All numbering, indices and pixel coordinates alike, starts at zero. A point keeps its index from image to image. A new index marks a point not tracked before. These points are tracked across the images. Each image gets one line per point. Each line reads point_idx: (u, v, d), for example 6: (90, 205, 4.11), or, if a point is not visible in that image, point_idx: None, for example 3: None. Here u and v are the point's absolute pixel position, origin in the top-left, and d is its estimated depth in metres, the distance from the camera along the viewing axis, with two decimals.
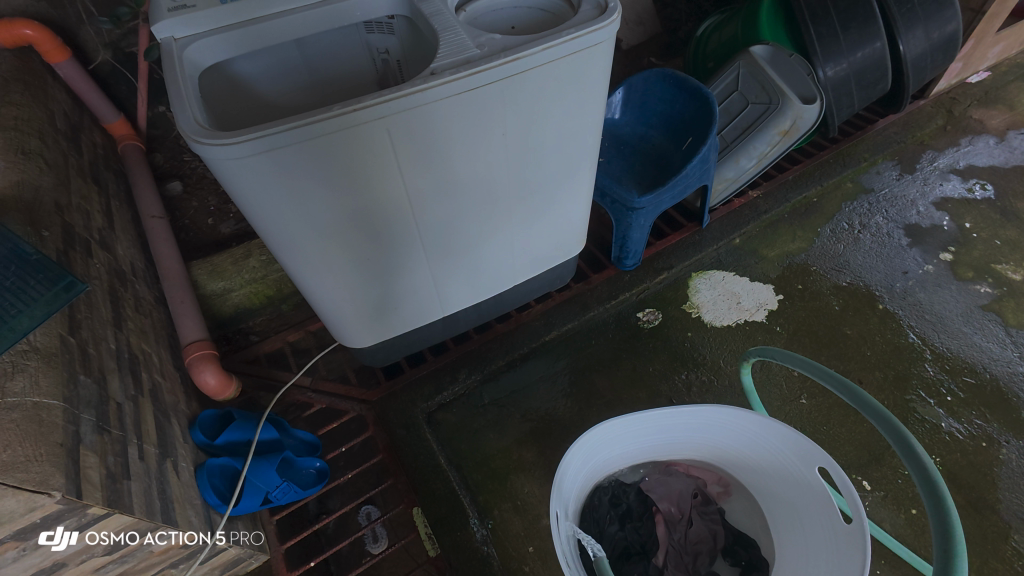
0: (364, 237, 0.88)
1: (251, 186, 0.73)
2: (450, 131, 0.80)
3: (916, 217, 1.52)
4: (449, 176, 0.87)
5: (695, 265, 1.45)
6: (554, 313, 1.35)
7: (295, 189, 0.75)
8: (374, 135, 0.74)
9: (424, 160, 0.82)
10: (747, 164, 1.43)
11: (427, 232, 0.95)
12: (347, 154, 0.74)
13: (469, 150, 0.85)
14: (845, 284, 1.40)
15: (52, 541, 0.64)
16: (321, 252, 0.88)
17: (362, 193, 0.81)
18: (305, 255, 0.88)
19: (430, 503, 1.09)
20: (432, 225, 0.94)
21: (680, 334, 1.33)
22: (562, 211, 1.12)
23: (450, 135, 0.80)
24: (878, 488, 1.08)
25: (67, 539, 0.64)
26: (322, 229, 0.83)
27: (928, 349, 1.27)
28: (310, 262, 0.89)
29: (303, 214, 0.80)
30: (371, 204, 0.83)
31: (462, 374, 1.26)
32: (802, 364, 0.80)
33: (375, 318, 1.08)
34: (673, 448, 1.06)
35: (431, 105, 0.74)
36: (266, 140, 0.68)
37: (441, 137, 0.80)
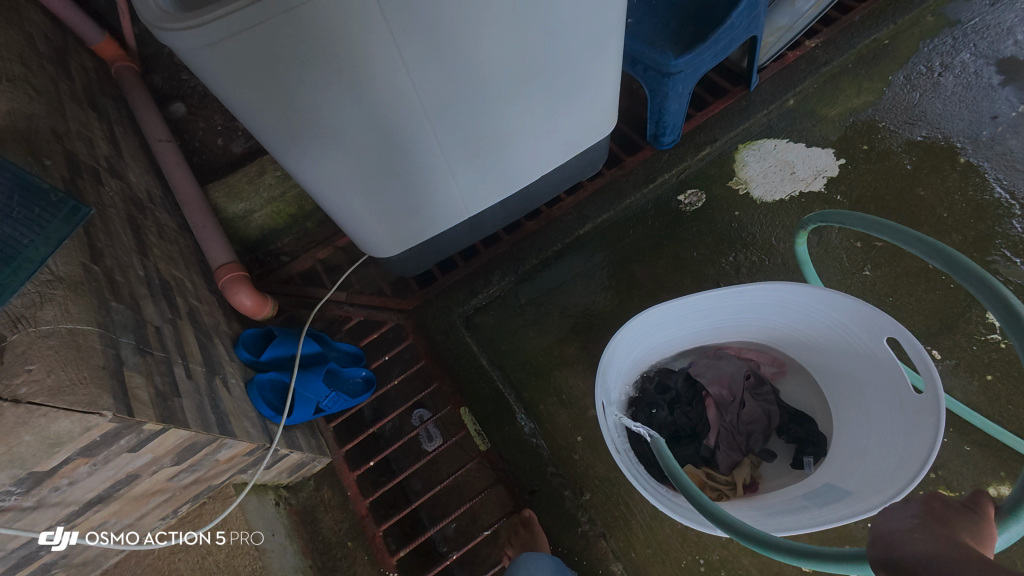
0: (367, 133, 0.80)
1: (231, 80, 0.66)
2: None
3: (1012, 49, 1.28)
4: (452, 54, 0.76)
5: (743, 135, 1.29)
6: (587, 203, 1.26)
7: (280, 82, 0.68)
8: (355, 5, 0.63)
9: (421, 35, 0.71)
10: (803, 6, 1.21)
11: (436, 123, 0.86)
12: (328, 31, 0.64)
13: (473, 18, 0.73)
14: (919, 139, 1.23)
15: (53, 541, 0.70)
16: (323, 154, 0.81)
17: (355, 82, 0.72)
18: (307, 159, 0.82)
19: (476, 402, 1.11)
20: (440, 115, 0.85)
21: (726, 214, 1.22)
22: (590, 86, 0.99)
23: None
24: (949, 357, 1.01)
25: (67, 539, 0.71)
26: (319, 127, 0.76)
27: (1018, 204, 1.12)
28: (314, 166, 0.83)
29: (295, 110, 0.72)
30: (368, 94, 0.74)
31: (495, 277, 1.21)
32: (880, 228, 0.67)
33: (397, 224, 1.03)
34: (723, 331, 1.01)
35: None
36: (232, 22, 0.59)
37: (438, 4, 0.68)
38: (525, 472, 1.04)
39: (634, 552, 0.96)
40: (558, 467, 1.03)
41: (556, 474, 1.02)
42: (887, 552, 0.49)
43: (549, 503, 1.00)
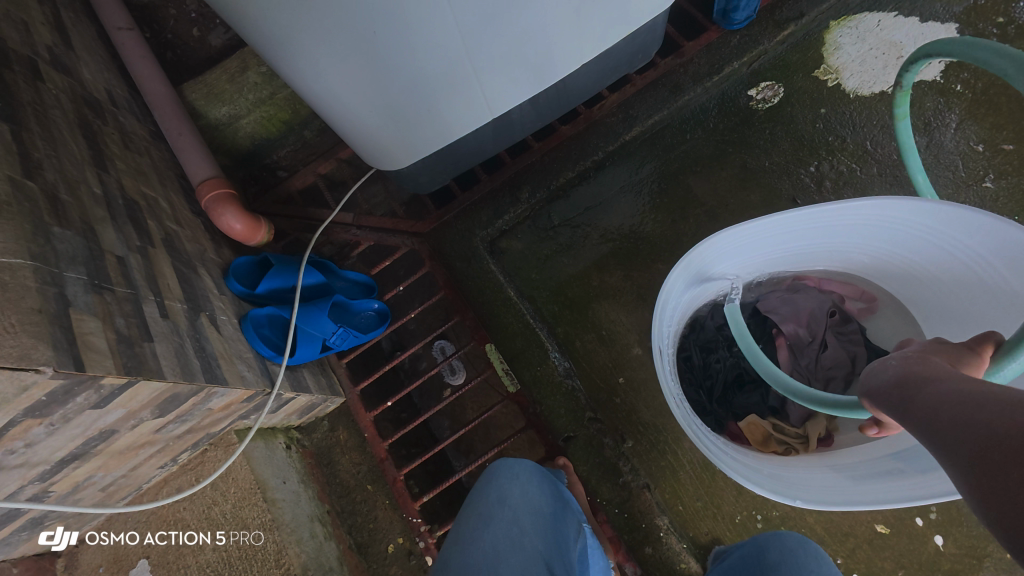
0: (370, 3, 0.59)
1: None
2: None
3: None
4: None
5: (838, 8, 1.02)
6: (636, 101, 1.03)
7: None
8: None
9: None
10: None
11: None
12: None
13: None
14: None
15: (54, 541, 0.75)
16: (314, 29, 0.61)
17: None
18: (292, 33, 0.62)
19: (504, 339, 0.98)
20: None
21: (809, 113, 0.99)
22: None
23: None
24: None
25: (66, 539, 0.76)
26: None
27: None
28: (302, 44, 0.63)
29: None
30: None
31: (524, 194, 1.03)
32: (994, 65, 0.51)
33: (409, 129, 0.84)
34: (804, 259, 0.83)
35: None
36: None
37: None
38: (558, 416, 0.92)
39: (681, 504, 0.86)
40: (597, 411, 0.91)
41: (595, 419, 0.91)
42: (868, 387, 0.49)
43: (587, 450, 0.90)
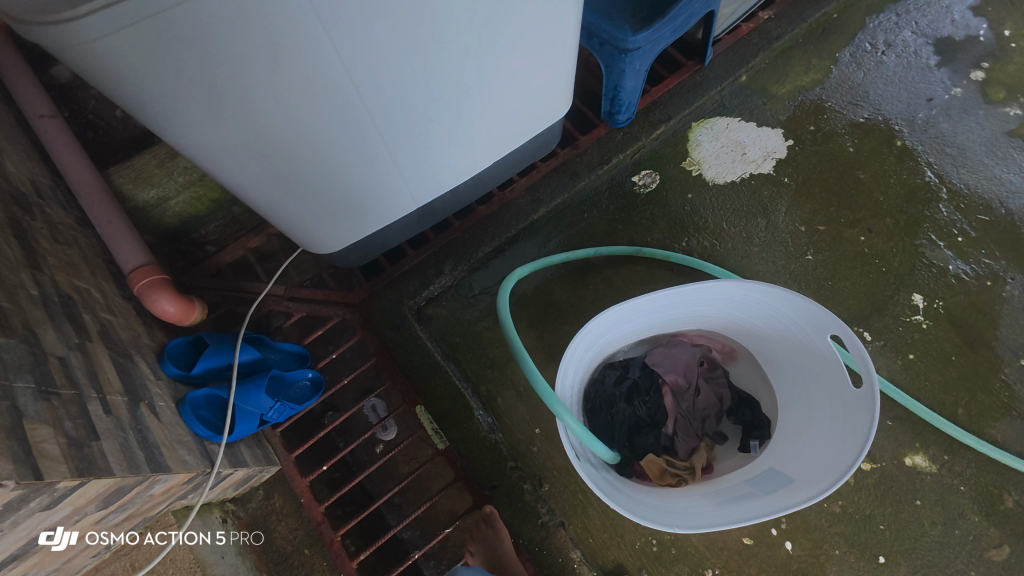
0: (290, 104, 0.67)
1: (107, 21, 0.51)
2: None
3: (949, 29, 1.31)
4: (402, 25, 0.65)
5: (697, 113, 1.27)
6: (542, 186, 1.20)
7: (178, 30, 0.53)
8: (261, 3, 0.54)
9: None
10: None
11: (375, 100, 0.74)
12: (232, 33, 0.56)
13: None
14: (862, 120, 1.25)
15: (52, 541, 0.67)
16: (235, 123, 0.67)
17: (278, 42, 0.59)
18: (213, 129, 0.67)
19: (432, 400, 1.08)
20: (382, 91, 0.73)
21: (679, 197, 1.21)
22: (549, 75, 0.92)
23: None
24: (879, 338, 1.08)
25: (66, 539, 0.68)
26: (229, 92, 0.62)
27: (945, 188, 1.18)
28: (222, 136, 0.69)
29: (197, 68, 0.58)
30: (299, 62, 0.63)
31: (447, 267, 1.16)
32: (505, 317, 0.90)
33: (324, 208, 0.91)
34: (679, 322, 1.02)
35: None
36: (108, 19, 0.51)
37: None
38: (484, 468, 1.03)
39: (591, 537, 0.99)
40: (516, 460, 1.04)
41: (515, 468, 1.03)
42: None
43: (509, 497, 1.01)
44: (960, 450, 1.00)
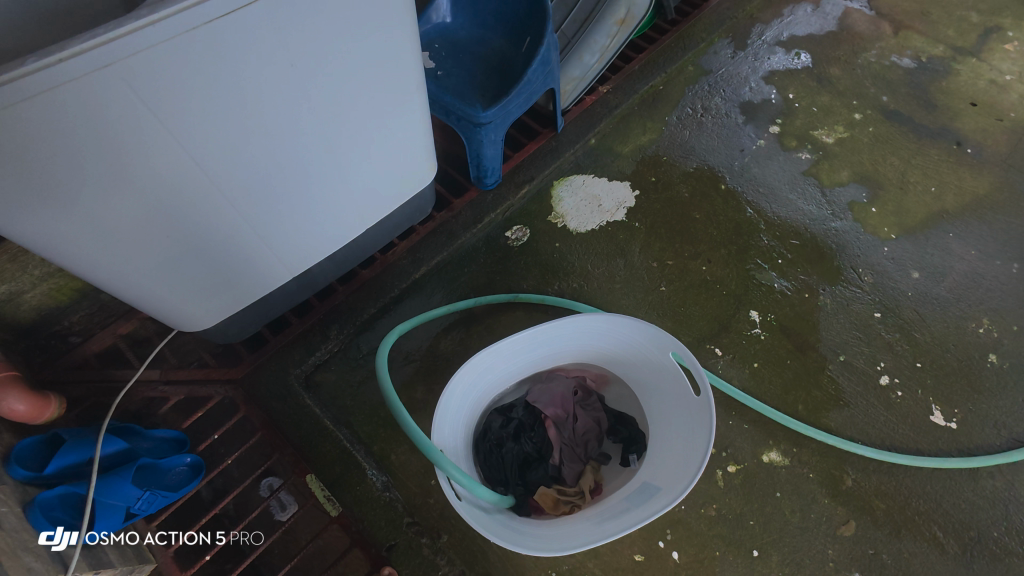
0: (137, 183, 0.71)
1: None
2: (229, 49, 0.65)
3: (748, 94, 1.62)
4: (244, 109, 0.73)
5: (556, 173, 1.44)
6: (421, 247, 1.29)
7: (5, 127, 0.57)
8: (102, 97, 0.60)
9: (209, 88, 0.67)
10: (590, 60, 1.36)
11: (228, 174, 0.79)
12: (75, 125, 0.61)
13: (264, 74, 0.70)
14: (692, 170, 1.48)
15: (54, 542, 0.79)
16: (84, 209, 0.70)
17: (119, 130, 0.64)
18: (61, 215, 0.69)
19: (323, 467, 1.07)
20: (234, 167, 0.79)
21: (548, 246, 1.35)
22: (405, 150, 1.04)
23: (232, 55, 0.66)
24: (727, 352, 1.23)
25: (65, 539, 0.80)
26: (76, 177, 0.66)
27: (762, 220, 1.41)
28: (70, 222, 0.71)
29: (41, 161, 0.62)
30: (147, 147, 0.68)
31: (333, 331, 1.19)
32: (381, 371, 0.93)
33: (191, 281, 0.92)
34: (551, 358, 1.11)
35: (197, 17, 0.60)
36: None
37: (227, 57, 0.65)
38: (380, 529, 1.02)
39: None
40: (413, 515, 1.04)
41: (412, 523, 1.03)
42: None
43: (407, 554, 1.01)
44: (805, 441, 1.14)
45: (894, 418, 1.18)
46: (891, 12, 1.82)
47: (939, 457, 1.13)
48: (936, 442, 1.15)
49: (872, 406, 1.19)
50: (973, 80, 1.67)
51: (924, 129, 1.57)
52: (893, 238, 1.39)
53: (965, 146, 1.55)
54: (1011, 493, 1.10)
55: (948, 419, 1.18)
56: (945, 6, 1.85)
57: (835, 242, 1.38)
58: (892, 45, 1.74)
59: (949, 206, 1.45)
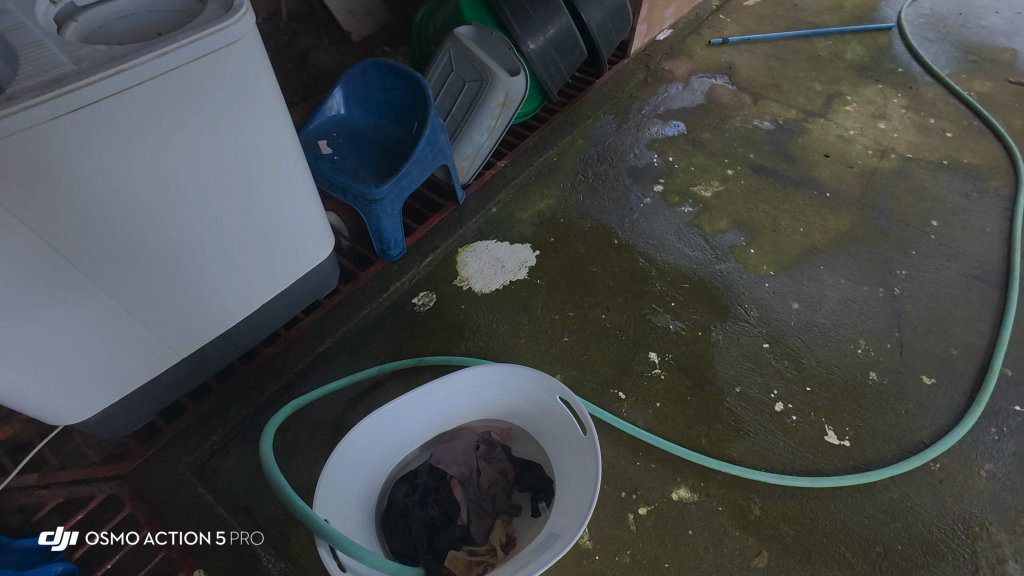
0: None
1: None
2: (84, 137, 0.70)
3: (634, 160, 1.80)
4: (110, 190, 0.77)
5: (460, 240, 1.52)
6: (326, 320, 1.31)
7: None
8: None
9: (70, 172, 0.71)
10: (480, 139, 1.50)
11: (96, 257, 0.81)
12: None
13: (126, 159, 0.76)
14: (588, 228, 1.60)
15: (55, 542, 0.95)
16: None
17: None
18: None
19: (214, 559, 1.00)
20: (103, 250, 0.82)
21: (454, 308, 1.39)
22: (293, 223, 1.10)
23: (88, 141, 0.71)
24: (631, 394, 1.27)
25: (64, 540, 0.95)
26: None
27: (654, 268, 1.52)
28: None
29: None
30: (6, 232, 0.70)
31: (231, 413, 1.16)
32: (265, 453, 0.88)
33: (63, 371, 0.90)
34: (452, 416, 1.12)
35: (48, 110, 0.65)
36: None
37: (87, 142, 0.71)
38: None
39: None
40: None
41: None
42: None
43: None
44: (711, 475, 1.17)
45: (792, 441, 1.22)
46: (749, 86, 2.11)
47: (837, 476, 1.17)
48: (833, 461, 1.20)
49: (771, 433, 1.23)
50: (824, 136, 1.93)
51: (788, 179, 1.78)
52: (772, 274, 1.52)
53: (824, 192, 1.75)
54: (908, 504, 1.14)
55: (840, 437, 1.23)
56: (794, 79, 2.17)
57: (722, 282, 1.49)
58: (753, 112, 2.00)
59: (818, 242, 1.61)
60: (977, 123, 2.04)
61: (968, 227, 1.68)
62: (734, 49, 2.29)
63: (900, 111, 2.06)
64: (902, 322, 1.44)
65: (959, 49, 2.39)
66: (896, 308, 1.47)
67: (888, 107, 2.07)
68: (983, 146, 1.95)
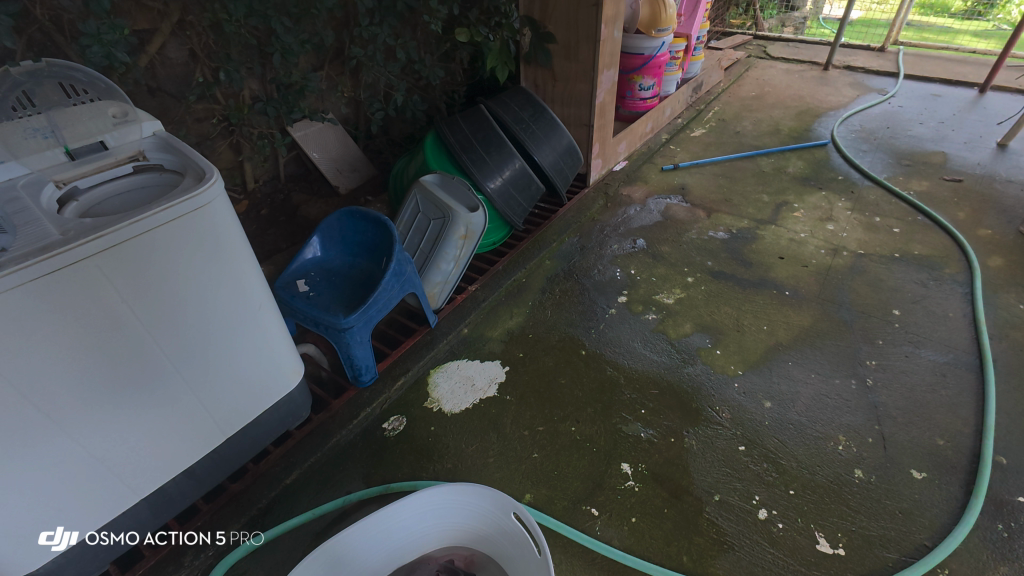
0: None
1: None
2: (60, 294, 0.81)
3: (598, 275, 1.92)
4: (80, 339, 0.86)
5: (432, 362, 1.58)
6: (295, 451, 1.32)
7: None
8: None
9: (46, 323, 0.81)
10: (447, 267, 1.63)
11: (61, 402, 0.87)
12: None
13: (95, 310, 0.85)
14: (556, 341, 1.66)
15: (54, 542, 0.98)
16: None
17: None
18: None
19: None
20: (67, 394, 0.88)
21: (424, 430, 1.40)
22: (260, 354, 1.16)
23: (62, 297, 0.81)
24: (604, 511, 1.22)
25: (65, 540, 0.99)
26: None
27: (622, 375, 1.54)
28: None
29: None
30: None
31: (189, 557, 1.13)
32: None
33: (16, 523, 0.90)
34: (412, 546, 1.07)
35: (28, 274, 0.77)
36: None
37: (63, 297, 0.81)
38: None
39: None
40: None
41: None
42: None
43: None
44: None
45: (781, 554, 1.13)
46: (702, 202, 2.31)
47: None
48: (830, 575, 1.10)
49: (757, 545, 1.15)
50: (776, 240, 2.06)
51: (747, 282, 1.87)
52: (740, 373, 1.54)
53: (783, 290, 1.83)
54: None
55: (834, 545, 1.14)
56: (742, 193, 2.38)
57: (691, 385, 1.50)
58: (707, 225, 2.17)
59: (783, 339, 1.64)
60: (921, 218, 2.17)
61: (931, 313, 1.71)
62: (685, 172, 2.55)
63: (846, 213, 2.22)
64: (881, 414, 1.41)
65: (891, 156, 2.63)
66: (872, 400, 1.45)
67: (833, 210, 2.23)
68: (932, 237, 2.06)
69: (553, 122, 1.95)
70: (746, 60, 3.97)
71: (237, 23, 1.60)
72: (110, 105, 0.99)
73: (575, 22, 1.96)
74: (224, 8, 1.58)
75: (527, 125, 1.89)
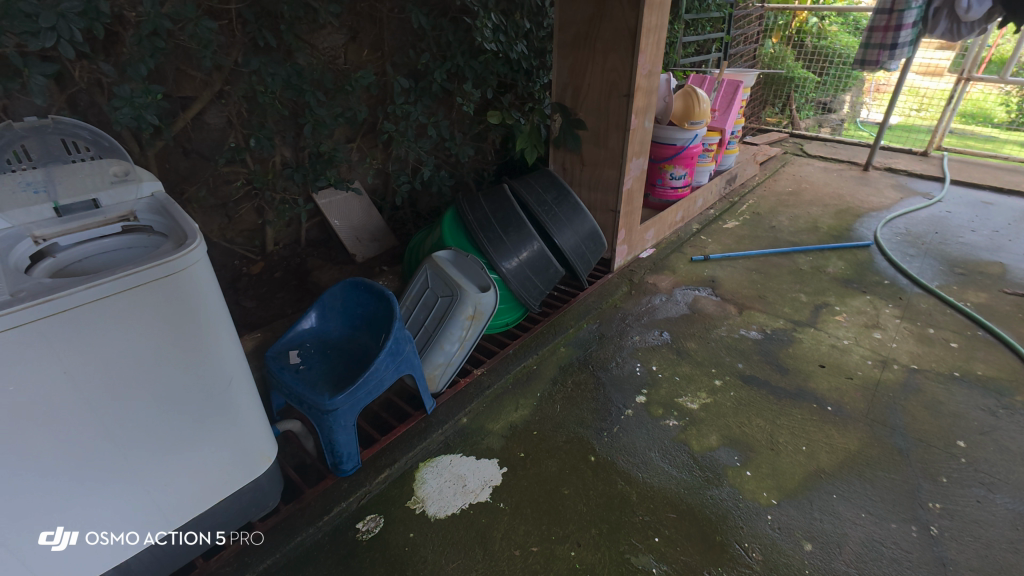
0: None
1: None
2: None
3: (616, 368, 1.76)
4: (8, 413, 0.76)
5: (423, 454, 1.43)
6: (253, 548, 1.17)
7: None
8: None
9: None
10: (451, 348, 1.53)
11: None
12: None
13: (32, 380, 0.77)
14: (563, 442, 1.48)
15: (53, 541, 0.88)
16: None
17: None
18: None
19: None
20: None
21: (401, 537, 1.23)
22: (224, 436, 1.04)
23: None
24: None
25: (65, 540, 0.89)
26: None
27: (635, 491, 1.34)
28: None
29: None
30: None
31: None
32: None
33: None
34: None
35: None
36: None
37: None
38: None
39: None
40: None
41: None
42: None
43: None
44: None
45: None
46: (733, 298, 2.17)
47: None
48: None
49: None
50: (816, 346, 1.88)
51: (783, 390, 1.68)
52: (775, 503, 1.31)
53: (825, 404, 1.62)
54: None
55: None
56: (778, 290, 2.23)
57: (716, 512, 1.29)
58: (739, 322, 2.01)
59: (825, 464, 1.42)
60: (982, 332, 1.96)
61: (1003, 449, 1.47)
62: (716, 264, 2.43)
63: (894, 321, 2.03)
64: None
65: (943, 264, 2.45)
66: (939, 555, 1.20)
67: (880, 317, 2.05)
68: (996, 356, 1.83)
69: (577, 205, 1.90)
70: (782, 156, 3.96)
71: (272, 94, 1.67)
72: (112, 163, 0.98)
73: (605, 111, 1.96)
74: (262, 81, 1.66)
75: (549, 206, 1.85)
